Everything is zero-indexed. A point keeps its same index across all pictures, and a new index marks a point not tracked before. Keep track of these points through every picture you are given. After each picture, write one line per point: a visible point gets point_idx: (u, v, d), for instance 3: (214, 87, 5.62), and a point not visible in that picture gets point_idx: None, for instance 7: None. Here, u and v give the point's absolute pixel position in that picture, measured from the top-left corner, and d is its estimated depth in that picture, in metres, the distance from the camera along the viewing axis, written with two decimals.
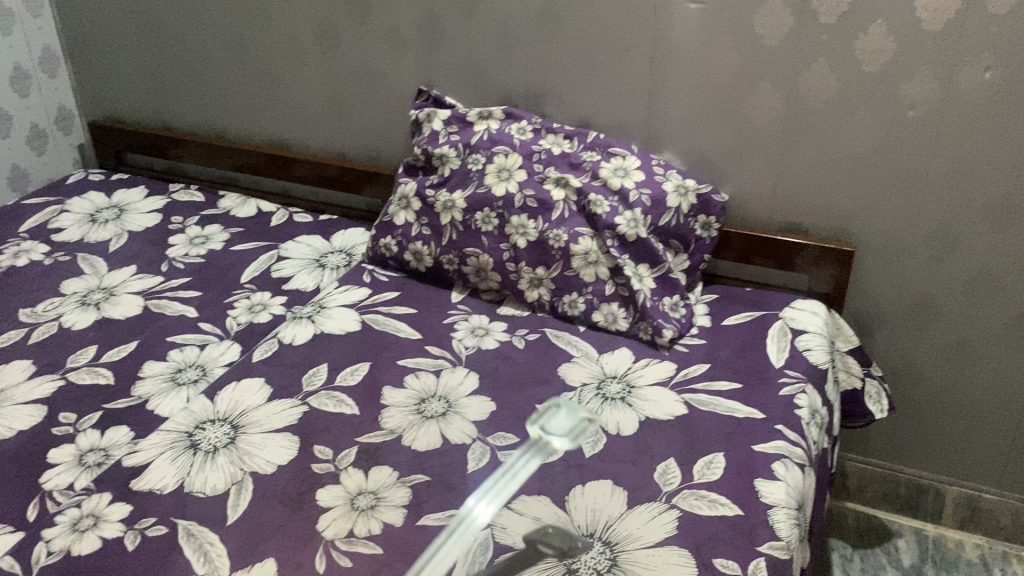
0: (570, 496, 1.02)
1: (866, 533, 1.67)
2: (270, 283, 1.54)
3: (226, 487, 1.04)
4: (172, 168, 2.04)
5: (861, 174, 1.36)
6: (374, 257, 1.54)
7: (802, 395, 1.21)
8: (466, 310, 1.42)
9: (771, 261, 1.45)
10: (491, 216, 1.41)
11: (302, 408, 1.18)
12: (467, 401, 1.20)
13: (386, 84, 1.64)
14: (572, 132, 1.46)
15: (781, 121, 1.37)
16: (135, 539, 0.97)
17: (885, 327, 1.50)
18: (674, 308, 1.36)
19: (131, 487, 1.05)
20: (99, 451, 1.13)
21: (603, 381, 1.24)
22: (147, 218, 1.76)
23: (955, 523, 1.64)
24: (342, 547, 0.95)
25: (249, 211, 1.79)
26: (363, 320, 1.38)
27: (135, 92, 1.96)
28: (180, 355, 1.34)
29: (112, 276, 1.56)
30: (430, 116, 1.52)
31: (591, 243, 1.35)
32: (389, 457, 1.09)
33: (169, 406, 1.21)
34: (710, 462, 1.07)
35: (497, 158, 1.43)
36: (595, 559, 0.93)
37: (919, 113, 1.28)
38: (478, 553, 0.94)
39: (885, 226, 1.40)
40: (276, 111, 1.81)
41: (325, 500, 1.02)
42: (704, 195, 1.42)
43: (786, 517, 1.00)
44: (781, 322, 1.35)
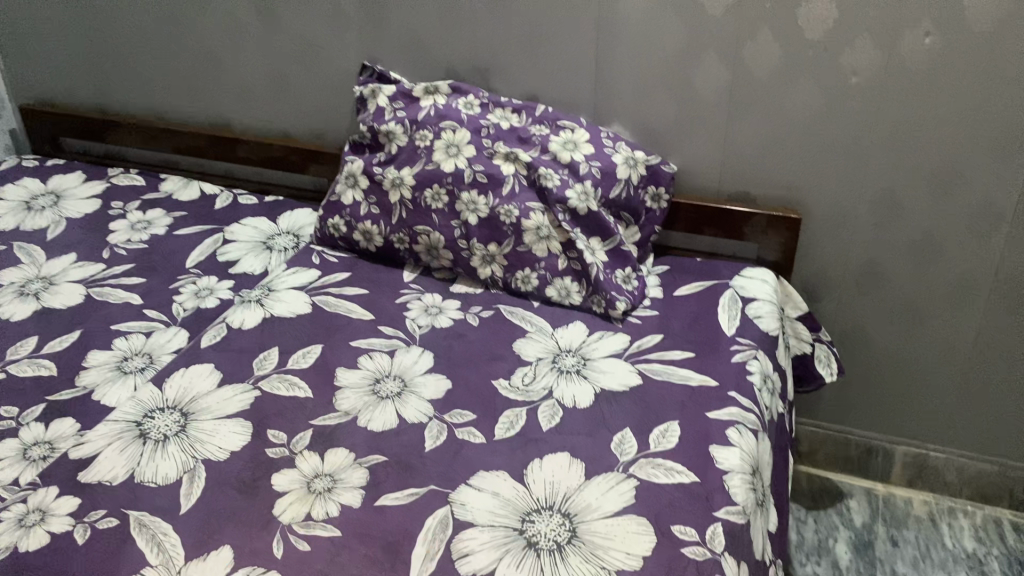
0: (528, 470, 1.02)
1: (818, 495, 1.70)
2: (217, 267, 1.50)
3: (178, 475, 1.02)
4: (111, 153, 1.98)
5: (807, 141, 1.38)
6: (322, 237, 1.52)
7: (754, 362, 1.22)
8: (418, 289, 1.41)
9: (720, 231, 1.47)
10: (440, 192, 1.39)
11: (254, 392, 1.16)
12: (423, 379, 1.19)
13: (330, 61, 1.61)
14: (520, 105, 1.45)
15: (727, 90, 1.37)
16: (85, 532, 0.95)
17: (832, 293, 1.53)
18: (627, 281, 1.36)
19: (79, 479, 1.02)
20: (44, 444, 1.09)
21: (558, 355, 1.24)
22: (86, 204, 1.71)
23: (904, 481, 1.69)
24: (300, 531, 0.95)
25: (192, 194, 1.75)
26: (315, 302, 1.36)
27: (67, 74, 1.89)
28: (126, 343, 1.30)
29: (51, 265, 1.52)
30: (374, 92, 1.49)
31: (542, 218, 1.35)
32: (344, 439, 1.08)
33: (116, 395, 1.18)
34: (665, 431, 1.08)
35: (445, 133, 1.41)
36: (555, 531, 0.93)
37: (862, 80, 1.29)
38: (438, 531, 0.94)
39: (831, 193, 1.42)
40: (216, 90, 1.76)
41: (281, 485, 1.01)
42: (653, 166, 1.43)
43: (741, 482, 1.02)
44: (731, 290, 1.36)
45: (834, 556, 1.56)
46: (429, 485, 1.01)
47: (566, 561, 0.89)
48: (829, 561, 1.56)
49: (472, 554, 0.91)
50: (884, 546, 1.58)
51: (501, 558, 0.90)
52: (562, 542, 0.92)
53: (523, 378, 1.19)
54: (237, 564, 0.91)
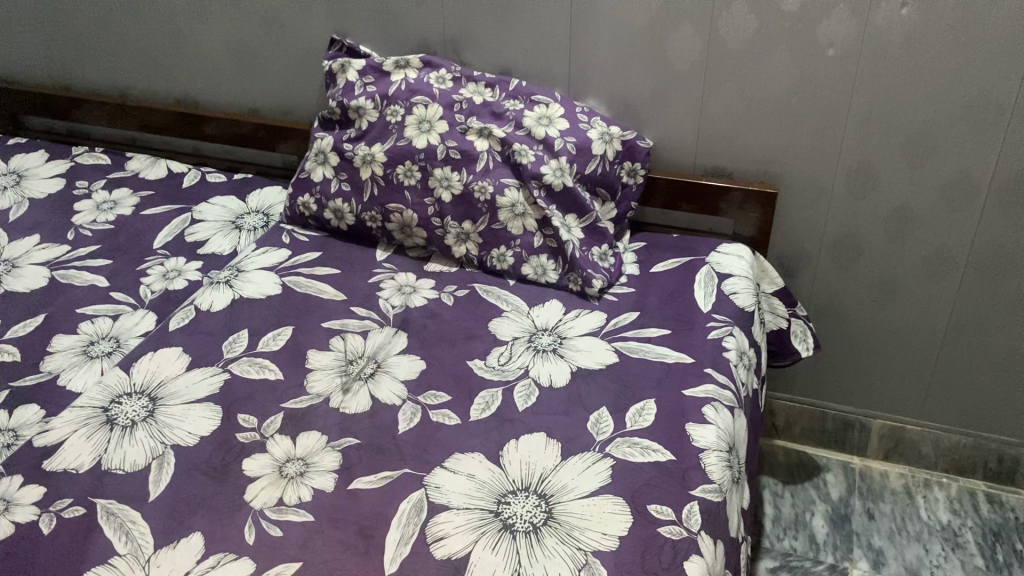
0: (503, 451, 1.01)
1: (795, 469, 1.71)
2: (185, 247, 1.47)
3: (146, 462, 1.00)
4: (74, 132, 1.93)
5: (782, 115, 1.36)
6: (293, 217, 1.49)
7: (730, 338, 1.22)
8: (391, 268, 1.39)
9: (696, 206, 1.45)
10: (413, 169, 1.36)
11: (224, 375, 1.14)
12: (397, 360, 1.17)
13: (297, 34, 1.57)
14: (494, 79, 1.41)
15: (702, 62, 1.35)
16: (51, 522, 0.92)
17: (809, 267, 1.53)
18: (603, 258, 1.34)
19: (44, 468, 0.99)
20: (8, 432, 1.07)
21: (534, 334, 1.22)
22: (50, 183, 1.67)
23: (880, 454, 1.70)
24: (271, 516, 0.93)
25: (159, 173, 1.71)
26: (286, 282, 1.33)
27: (27, 50, 1.84)
28: (92, 326, 1.27)
29: (14, 247, 1.48)
30: (344, 66, 1.45)
31: (518, 194, 1.32)
32: (317, 422, 1.06)
33: (82, 380, 1.15)
34: (642, 409, 1.07)
35: (417, 108, 1.38)
36: (530, 512, 0.92)
37: (838, 52, 1.28)
38: (412, 515, 0.93)
39: (807, 167, 1.41)
40: (181, 66, 1.72)
41: (252, 469, 0.99)
42: (629, 142, 1.41)
43: (718, 460, 1.01)
44: (708, 266, 1.35)
45: (811, 530, 1.57)
46: (403, 467, 0.99)
47: (543, 543, 0.88)
48: (806, 535, 1.56)
49: (446, 537, 0.89)
50: (860, 520, 1.59)
51: (477, 540, 0.89)
52: (537, 523, 0.91)
53: (498, 357, 1.17)
54: (207, 551, 0.89)
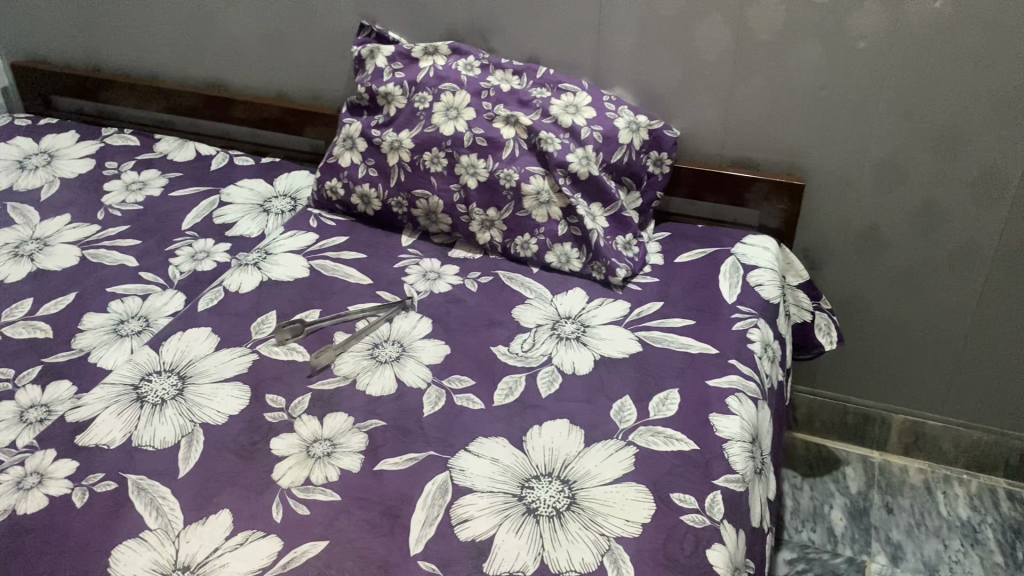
0: (526, 437, 1.02)
1: (814, 462, 1.72)
2: (213, 229, 1.49)
3: (176, 439, 1.02)
4: (104, 113, 1.95)
5: (809, 107, 1.36)
6: (320, 201, 1.50)
7: (755, 330, 1.22)
8: (416, 254, 1.40)
9: (722, 197, 1.45)
10: (439, 156, 1.37)
11: (253, 356, 1.16)
12: (422, 344, 1.18)
13: (325, 20, 1.58)
14: (521, 67, 1.42)
15: (731, 53, 1.35)
16: (84, 496, 0.94)
17: (833, 260, 1.52)
18: (628, 247, 1.34)
19: (76, 442, 1.01)
20: (41, 407, 1.09)
21: (558, 322, 1.23)
22: (80, 163, 1.69)
23: (900, 449, 1.70)
24: (298, 495, 0.95)
25: (187, 155, 1.73)
26: (312, 266, 1.35)
27: (58, 31, 1.86)
28: (122, 305, 1.29)
29: (46, 225, 1.50)
30: (373, 52, 1.46)
31: (543, 182, 1.33)
32: (343, 403, 1.08)
33: (113, 358, 1.17)
34: (665, 398, 1.08)
35: (445, 95, 1.39)
36: (554, 497, 0.93)
37: (869, 45, 1.27)
38: (437, 497, 0.94)
39: (834, 159, 1.40)
40: (210, 50, 1.73)
41: (280, 449, 1.01)
42: (656, 130, 1.41)
43: (741, 451, 1.02)
44: (733, 258, 1.35)
45: (830, 523, 1.58)
46: (428, 450, 1.00)
47: (566, 528, 0.89)
48: (824, 527, 1.57)
49: (471, 520, 0.91)
50: (879, 514, 1.59)
51: (500, 524, 0.90)
52: (561, 508, 0.92)
53: (522, 344, 1.18)
54: (236, 528, 0.91)
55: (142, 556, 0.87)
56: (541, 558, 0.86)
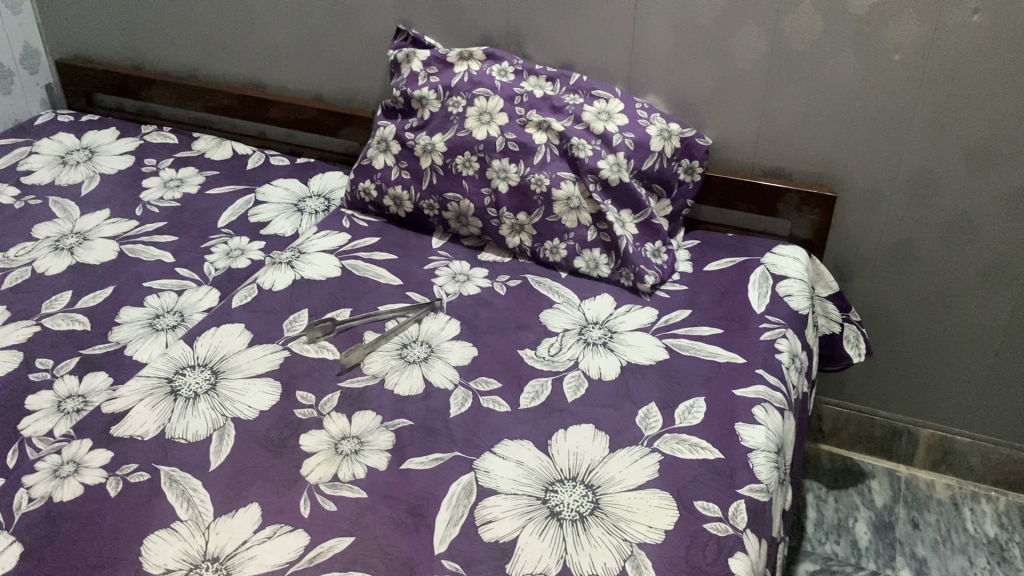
0: (552, 440, 1.03)
1: (840, 474, 1.70)
2: (248, 227, 1.51)
3: (208, 432, 1.04)
4: (144, 111, 1.99)
5: (844, 118, 1.36)
6: (353, 202, 1.52)
7: (783, 340, 1.22)
8: (446, 256, 1.41)
9: (753, 206, 1.45)
10: (471, 159, 1.38)
11: (284, 353, 1.18)
12: (451, 345, 1.20)
13: (363, 23, 1.60)
14: (554, 74, 1.43)
15: (766, 63, 1.35)
16: (118, 485, 0.97)
17: (864, 272, 1.51)
18: (657, 254, 1.35)
19: (111, 433, 1.04)
20: (78, 397, 1.12)
21: (585, 327, 1.24)
22: (120, 160, 1.72)
23: (928, 464, 1.69)
24: (326, 491, 0.96)
25: (224, 153, 1.76)
26: (344, 265, 1.37)
27: (103, 30, 1.90)
28: (157, 300, 1.32)
29: (86, 220, 1.53)
30: (408, 57, 1.48)
31: (573, 188, 1.34)
32: (371, 402, 1.09)
33: (148, 351, 1.20)
34: (691, 406, 1.08)
35: (478, 100, 1.40)
36: (578, 501, 0.94)
37: (905, 57, 1.27)
38: (462, 497, 0.95)
39: (867, 171, 1.39)
40: (249, 51, 1.76)
41: (309, 445, 1.03)
42: (687, 139, 1.40)
43: (766, 460, 1.02)
44: (762, 267, 1.35)
45: (854, 536, 1.57)
46: (454, 451, 1.02)
47: (589, 532, 0.90)
48: (848, 540, 1.56)
49: (496, 521, 0.92)
50: (904, 528, 1.58)
51: (524, 526, 0.91)
52: (584, 512, 0.92)
53: (549, 348, 1.19)
54: (264, 521, 0.93)
55: (173, 546, 0.89)
56: (563, 560, 0.87)
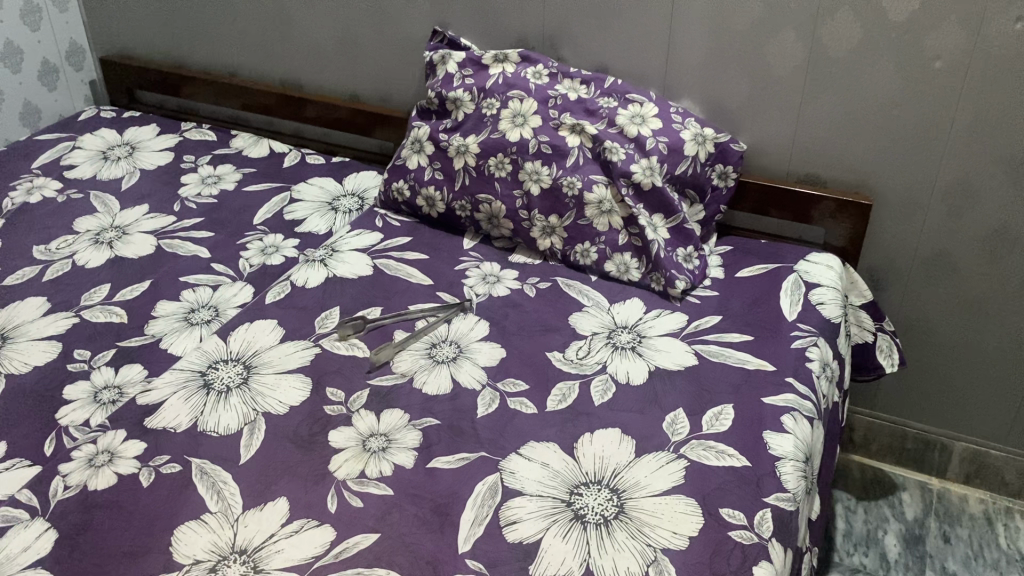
0: (578, 443, 1.03)
1: (870, 485, 1.68)
2: (283, 224, 1.53)
3: (239, 426, 1.05)
4: (184, 108, 2.02)
5: (880, 125, 1.34)
6: (386, 201, 1.53)
7: (814, 348, 1.21)
8: (477, 257, 1.42)
9: (787, 213, 1.44)
10: (504, 161, 1.39)
11: (315, 349, 1.19)
12: (479, 346, 1.20)
13: (400, 24, 1.62)
14: (589, 77, 1.43)
15: (802, 69, 1.34)
16: (150, 476, 0.99)
17: (898, 282, 1.49)
18: (688, 259, 1.34)
19: (145, 424, 1.06)
20: (113, 389, 1.14)
21: (614, 331, 1.24)
22: (159, 156, 1.76)
23: (961, 478, 1.66)
24: (353, 487, 0.97)
25: (261, 151, 1.78)
26: (376, 264, 1.38)
27: (146, 29, 1.93)
28: (193, 295, 1.34)
29: (125, 214, 1.56)
30: (444, 58, 1.49)
31: (605, 191, 1.34)
32: (400, 400, 1.10)
33: (182, 345, 1.22)
34: (719, 412, 1.08)
35: (512, 102, 1.41)
36: (602, 505, 0.94)
37: (946, 64, 1.25)
38: (487, 497, 0.96)
39: (904, 180, 1.38)
40: (288, 51, 1.78)
41: (337, 441, 1.04)
42: (722, 144, 1.40)
43: (793, 469, 1.01)
44: (795, 275, 1.34)
45: (883, 548, 1.55)
46: (480, 451, 1.02)
47: (613, 536, 0.90)
48: (877, 552, 1.54)
49: (520, 522, 0.92)
50: (935, 542, 1.56)
51: (548, 528, 0.91)
52: (608, 516, 0.92)
53: (577, 351, 1.19)
54: (292, 516, 0.94)
55: (202, 537, 0.91)
56: (586, 564, 0.87)
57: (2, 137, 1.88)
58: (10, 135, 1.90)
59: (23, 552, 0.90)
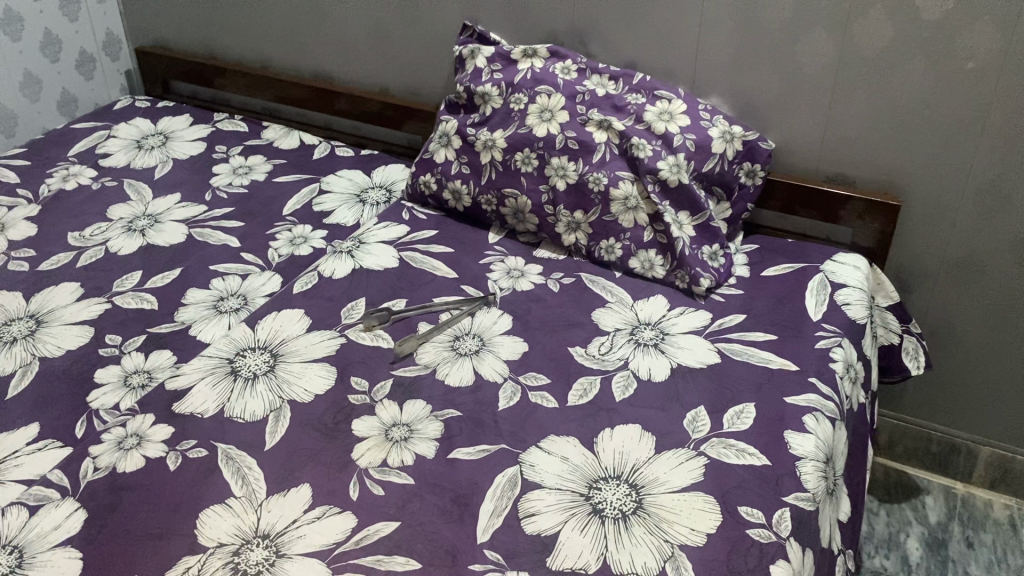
0: (598, 438, 1.04)
1: (893, 488, 1.67)
2: (311, 216, 1.55)
3: (264, 413, 1.07)
4: (216, 99, 2.05)
5: (910, 126, 1.33)
6: (413, 194, 1.54)
7: (838, 349, 1.20)
8: (502, 251, 1.43)
9: (814, 212, 1.43)
10: (531, 156, 1.40)
11: (340, 340, 1.21)
12: (502, 339, 1.21)
13: (431, 19, 1.63)
14: (618, 73, 1.43)
15: (832, 68, 1.33)
16: (177, 460, 1.01)
17: (927, 284, 1.48)
18: (713, 257, 1.34)
19: (173, 409, 1.08)
20: (143, 374, 1.17)
21: (637, 327, 1.24)
22: (191, 146, 1.78)
23: (986, 483, 1.64)
24: (375, 476, 0.99)
25: (291, 143, 1.80)
26: (402, 257, 1.39)
27: (181, 20, 1.96)
28: (222, 283, 1.36)
29: (158, 203, 1.59)
30: (473, 53, 1.49)
31: (631, 188, 1.34)
32: (422, 391, 1.12)
33: (211, 332, 1.24)
34: (740, 411, 1.08)
35: (540, 97, 1.41)
36: (621, 500, 0.95)
37: (979, 65, 1.24)
38: (507, 489, 0.97)
39: (934, 182, 1.36)
40: (320, 44, 1.80)
41: (360, 430, 1.05)
42: (750, 142, 1.39)
43: (814, 469, 1.01)
44: (821, 275, 1.33)
45: (904, 551, 1.54)
46: (500, 443, 1.03)
47: (630, 531, 0.91)
48: (898, 555, 1.53)
49: (538, 514, 0.93)
50: (958, 547, 1.54)
51: (566, 521, 0.92)
52: (627, 511, 0.93)
53: (599, 347, 1.20)
54: (314, 502, 0.95)
55: (226, 521, 0.93)
56: (603, 558, 0.88)
57: (39, 125, 1.92)
58: (48, 124, 1.94)
59: (54, 531, 0.93)
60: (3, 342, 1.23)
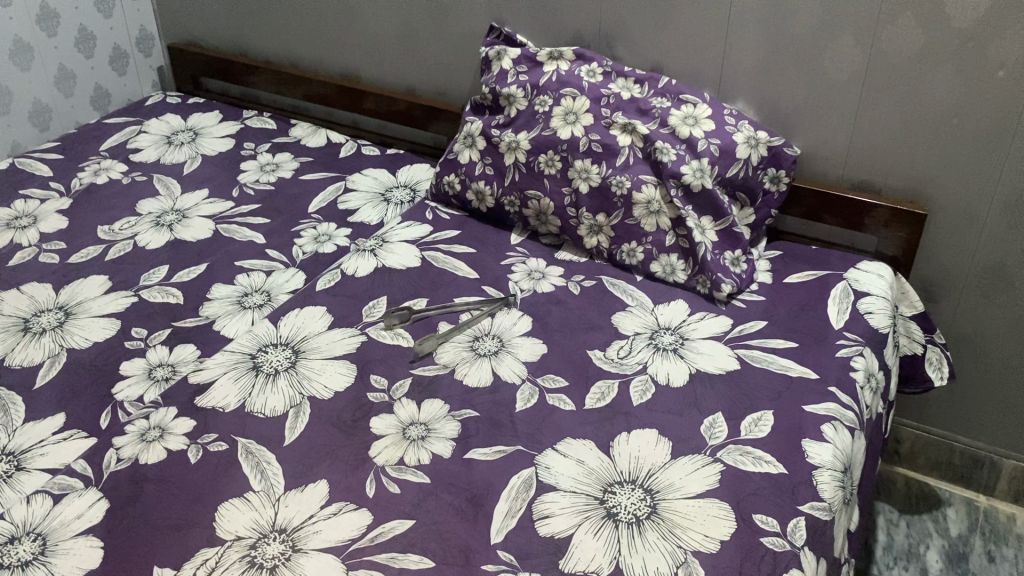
0: (615, 442, 1.04)
1: (915, 500, 1.65)
2: (337, 214, 1.56)
3: (285, 409, 1.08)
4: (247, 96, 2.07)
5: (938, 135, 1.31)
6: (437, 194, 1.55)
7: (859, 358, 1.19)
8: (524, 252, 1.43)
9: (839, 220, 1.42)
10: (554, 158, 1.40)
11: (361, 337, 1.22)
12: (521, 341, 1.22)
13: (458, 20, 1.64)
14: (643, 77, 1.43)
15: (859, 75, 1.32)
16: (198, 453, 1.02)
17: (952, 295, 1.46)
18: (735, 263, 1.33)
19: (195, 403, 1.09)
20: (167, 367, 1.18)
21: (656, 332, 1.24)
22: (220, 142, 1.80)
23: (1009, 497, 1.62)
24: (391, 474, 1.00)
25: (318, 141, 1.82)
26: (424, 257, 1.40)
27: (213, 18, 1.98)
28: (247, 279, 1.38)
29: (185, 199, 1.61)
30: (499, 54, 1.50)
31: (654, 192, 1.34)
32: (441, 391, 1.12)
33: (234, 327, 1.26)
34: (758, 419, 1.07)
35: (565, 100, 1.42)
36: (635, 505, 0.95)
37: (1010, 74, 1.22)
38: (521, 490, 0.97)
39: (962, 192, 1.35)
40: (348, 43, 1.82)
41: (378, 428, 1.06)
42: (776, 147, 1.37)
43: (830, 478, 1.01)
44: (844, 283, 1.32)
45: (924, 563, 1.52)
46: (516, 445, 1.04)
47: (644, 536, 0.91)
48: (917, 567, 1.51)
49: (552, 517, 0.93)
50: (979, 561, 1.52)
51: (580, 524, 0.92)
52: (641, 516, 0.93)
53: (618, 350, 1.20)
54: (331, 498, 0.97)
55: (244, 514, 0.94)
56: (616, 561, 0.88)
57: (73, 119, 1.96)
58: (81, 118, 1.98)
59: (77, 520, 0.94)
60: (33, 333, 1.26)
